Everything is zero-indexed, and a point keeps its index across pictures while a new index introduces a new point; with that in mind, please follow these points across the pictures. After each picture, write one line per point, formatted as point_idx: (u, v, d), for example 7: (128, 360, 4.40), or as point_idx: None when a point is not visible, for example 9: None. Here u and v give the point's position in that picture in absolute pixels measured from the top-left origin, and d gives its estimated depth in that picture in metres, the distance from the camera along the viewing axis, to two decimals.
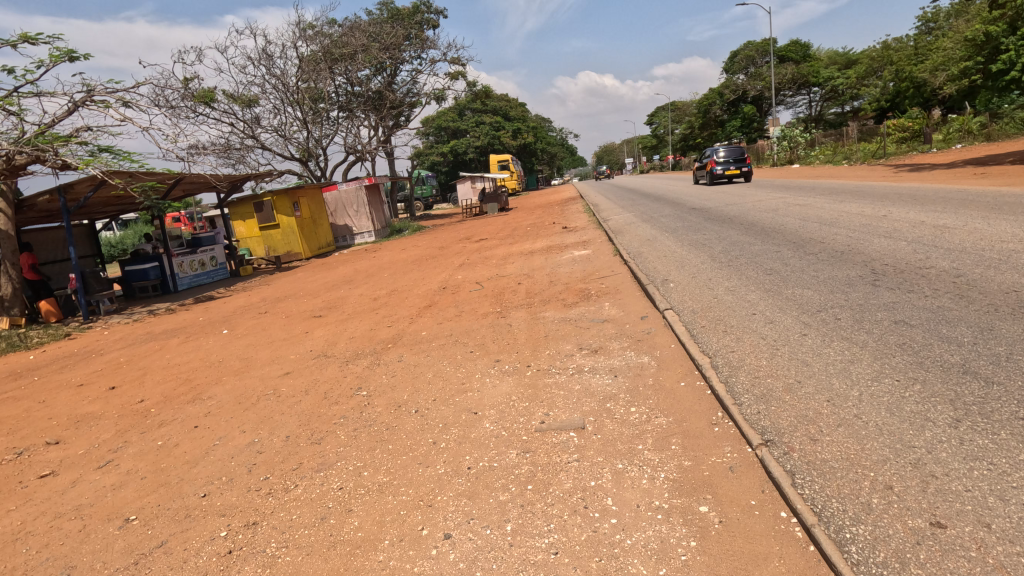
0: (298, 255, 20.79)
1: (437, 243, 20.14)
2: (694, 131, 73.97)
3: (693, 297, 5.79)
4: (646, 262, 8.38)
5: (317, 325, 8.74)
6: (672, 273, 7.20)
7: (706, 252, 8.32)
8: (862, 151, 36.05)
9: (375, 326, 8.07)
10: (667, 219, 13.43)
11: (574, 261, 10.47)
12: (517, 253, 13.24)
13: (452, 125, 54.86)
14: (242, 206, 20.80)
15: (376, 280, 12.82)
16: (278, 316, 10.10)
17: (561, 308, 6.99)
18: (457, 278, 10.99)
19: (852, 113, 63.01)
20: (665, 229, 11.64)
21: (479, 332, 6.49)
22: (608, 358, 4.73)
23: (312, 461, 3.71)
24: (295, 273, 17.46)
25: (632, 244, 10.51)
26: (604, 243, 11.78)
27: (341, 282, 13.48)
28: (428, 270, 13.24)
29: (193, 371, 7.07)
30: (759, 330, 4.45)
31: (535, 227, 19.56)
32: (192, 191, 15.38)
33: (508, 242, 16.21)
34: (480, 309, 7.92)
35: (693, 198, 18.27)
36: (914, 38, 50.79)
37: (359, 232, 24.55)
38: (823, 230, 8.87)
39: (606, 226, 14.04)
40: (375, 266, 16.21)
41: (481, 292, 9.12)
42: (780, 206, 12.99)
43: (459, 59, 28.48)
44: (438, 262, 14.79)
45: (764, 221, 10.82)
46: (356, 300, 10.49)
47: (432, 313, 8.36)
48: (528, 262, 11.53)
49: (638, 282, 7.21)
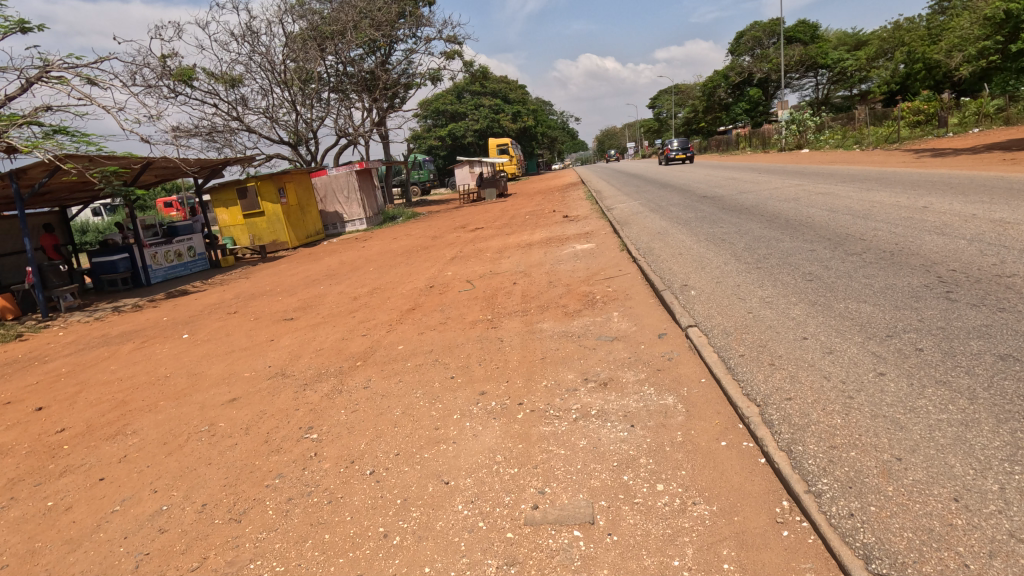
0: (284, 244, 19.75)
1: (430, 232, 19.08)
2: (698, 114, 72.38)
3: (723, 312, 4.77)
4: (660, 260, 7.35)
5: (286, 331, 7.72)
6: (692, 276, 6.18)
7: (729, 250, 7.28)
8: (874, 136, 34.75)
9: (350, 334, 7.05)
10: (677, 208, 12.37)
11: (576, 257, 9.43)
12: (514, 246, 12.21)
13: (450, 108, 53.56)
14: (224, 193, 19.66)
15: (361, 275, 11.80)
16: (247, 318, 9.08)
17: (563, 317, 5.96)
18: (448, 275, 9.94)
19: (861, 97, 61.44)
20: (676, 220, 10.63)
21: (464, 347, 5.47)
22: (622, 397, 3.72)
23: (221, 556, 2.72)
24: (279, 264, 16.41)
25: (641, 237, 9.50)
26: (609, 236, 10.74)
27: (324, 276, 12.45)
28: (418, 264, 12.20)
29: (133, 390, 6.05)
30: (820, 366, 3.42)
31: (534, 216, 18.47)
32: (164, 176, 14.26)
33: (505, 232, 15.17)
34: (469, 316, 6.89)
35: (703, 185, 17.19)
36: (927, 18, 49.27)
37: (350, 220, 23.48)
38: (859, 224, 7.84)
39: (611, 215, 13.02)
40: (363, 258, 15.17)
41: (472, 294, 8.09)
42: (800, 195, 11.93)
43: (456, 37, 27.15)
44: (429, 254, 13.74)
45: (788, 212, 9.78)
46: (335, 300, 9.47)
47: (415, 318, 7.34)
48: (526, 256, 10.48)
49: (652, 286, 6.20)
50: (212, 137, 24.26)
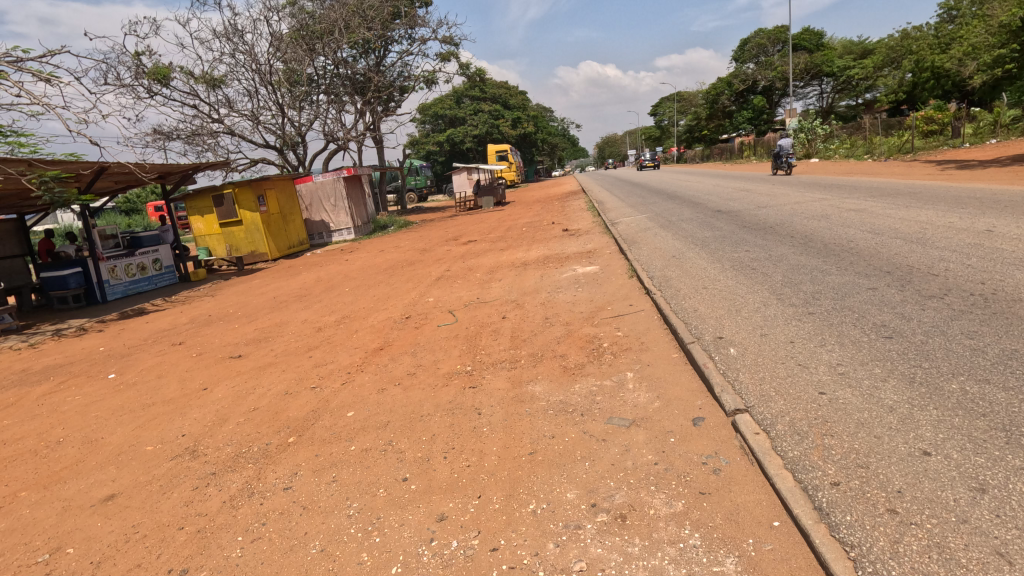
0: (264, 256, 18.43)
1: (421, 244, 17.77)
2: (701, 122, 71.29)
3: (784, 389, 3.43)
4: (680, 295, 6.03)
5: (226, 376, 6.35)
6: (728, 324, 4.85)
7: (765, 284, 5.96)
8: (887, 145, 33.46)
9: (298, 385, 5.70)
10: (691, 225, 11.10)
11: (577, 283, 8.10)
12: (508, 265, 10.89)
13: (449, 112, 52.44)
14: (200, 200, 18.38)
15: (335, 297, 10.46)
16: (191, 352, 7.73)
17: (563, 377, 4.62)
18: (430, 302, 8.60)
19: (866, 106, 60.37)
20: (692, 240, 9.35)
21: (430, 422, 4.13)
22: (650, 553, 2.39)
23: None
24: (253, 279, 15.08)
25: (653, 261, 8.22)
26: (615, 257, 9.43)
27: (294, 297, 11.11)
28: (399, 284, 10.87)
29: (6, 465, 4.68)
30: (983, 524, 2.09)
31: (531, 228, 17.17)
32: (123, 182, 12.93)
33: (500, 247, 13.88)
34: (445, 364, 5.56)
35: (714, 197, 15.95)
36: (935, 26, 48.20)
37: (337, 229, 22.20)
38: (919, 251, 6.55)
39: (616, 231, 11.75)
40: (344, 274, 13.85)
41: (452, 331, 6.74)
42: (830, 211, 10.66)
43: (452, 38, 26.00)
44: (414, 272, 12.40)
45: (822, 233, 8.50)
46: (297, 332, 8.12)
47: (380, 364, 6.00)
48: (520, 280, 9.15)
49: (676, 336, 4.88)
50: (193, 139, 23.07)
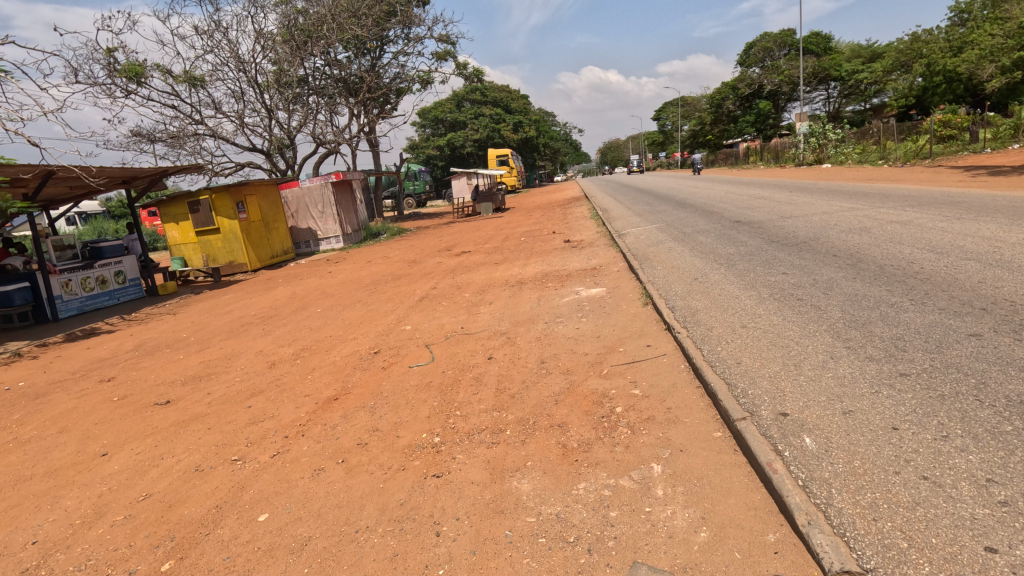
0: (243, 266, 17.15)
1: (411, 254, 16.46)
2: (706, 126, 70.13)
3: (918, 536, 2.11)
4: (713, 336, 4.70)
5: (138, 434, 5.02)
6: (790, 388, 3.51)
7: (823, 323, 4.64)
8: (903, 150, 32.08)
9: (217, 454, 4.37)
10: (709, 239, 9.81)
11: (579, 311, 6.77)
12: (502, 284, 9.58)
13: (450, 116, 51.57)
14: (174, 207, 17.17)
15: (303, 320, 9.13)
16: (112, 395, 6.37)
17: (561, 468, 3.29)
18: (407, 331, 7.26)
19: (874, 111, 59.02)
20: (714, 257, 8.04)
21: (364, 551, 2.80)
22: None
23: None
24: (225, 294, 13.77)
25: (671, 282, 6.94)
26: (624, 277, 8.11)
27: (259, 319, 9.77)
28: (379, 305, 9.55)
29: None
30: None
31: (529, 238, 15.85)
32: (75, 186, 11.62)
33: (495, 261, 12.58)
34: (409, 431, 4.23)
35: (729, 206, 14.64)
36: (945, 29, 46.91)
37: (325, 237, 20.91)
38: (1010, 279, 5.22)
39: (624, 244, 10.48)
40: (322, 289, 12.52)
41: (425, 376, 5.40)
42: (869, 223, 9.36)
43: (448, 37, 24.82)
44: (398, 288, 11.06)
45: (870, 251, 7.19)
46: (245, 369, 6.77)
47: (327, 424, 4.67)
48: (513, 304, 7.82)
49: (718, 405, 3.56)
50: (176, 142, 21.92)
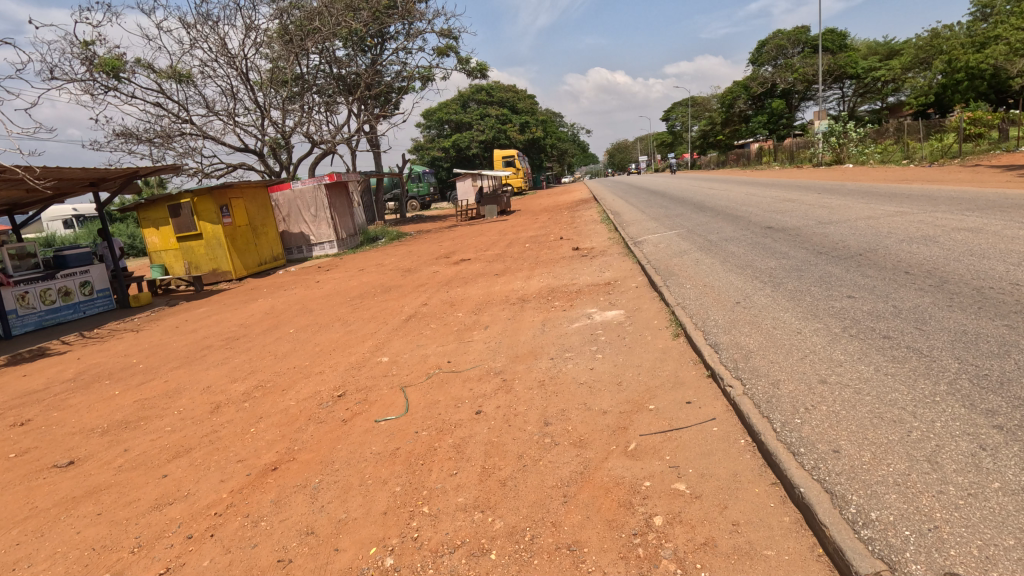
0: (227, 274, 15.96)
1: (406, 262, 15.17)
2: (717, 127, 68.54)
3: None
4: (784, 397, 3.37)
5: (6, 520, 3.76)
6: (945, 513, 2.17)
7: (942, 381, 3.29)
8: (929, 150, 30.35)
9: (86, 568, 3.12)
10: (741, 249, 8.49)
11: (592, 343, 5.47)
12: (502, 301, 8.26)
13: (455, 117, 50.40)
14: (154, 210, 16.04)
15: (269, 344, 7.86)
16: (12, 450, 5.13)
17: None
18: (385, 366, 5.97)
19: (891, 110, 57.16)
20: (754, 273, 6.72)
21: None
22: None
23: None
24: (201, 306, 12.56)
25: (706, 305, 5.63)
26: (645, 296, 6.81)
27: (223, 340, 8.52)
28: (359, 325, 8.28)
29: None
30: None
31: (534, 245, 14.55)
32: (25, 188, 10.38)
33: (496, 271, 11.26)
34: (353, 542, 2.95)
35: (755, 209, 13.30)
36: (967, 25, 45.10)
37: (318, 242, 19.70)
38: None
39: (641, 254, 9.16)
40: (303, 303, 11.28)
41: (392, 439, 4.11)
42: (933, 231, 7.97)
43: (450, 31, 23.58)
44: (385, 303, 9.78)
45: (954, 268, 5.83)
46: (180, 415, 5.50)
47: (247, 519, 3.40)
48: (512, 330, 6.52)
49: (823, 538, 2.25)
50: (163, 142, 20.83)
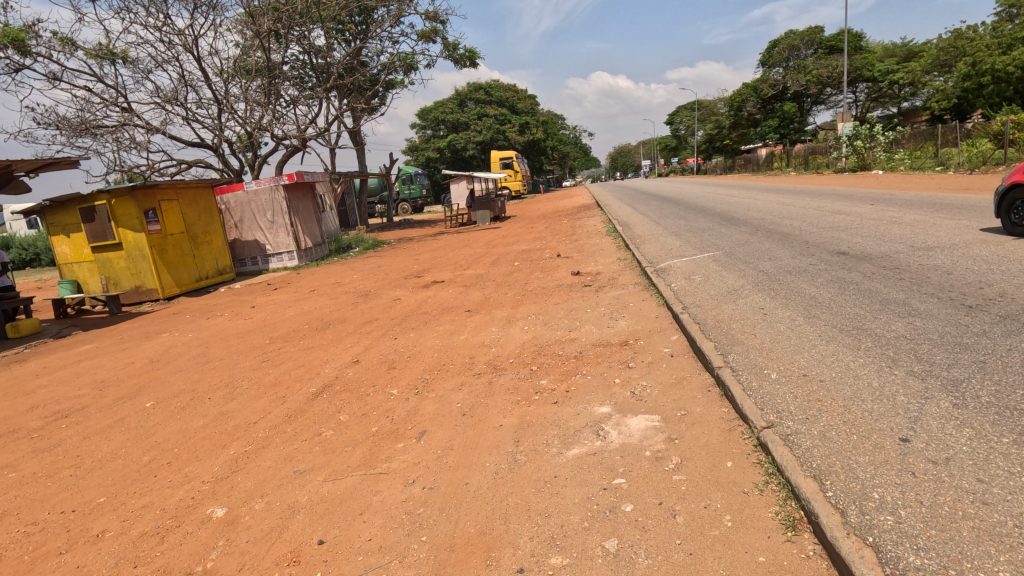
0: (152, 293, 13.13)
1: (367, 283, 12.34)
2: (723, 130, 65.85)
3: None
4: None
5: None
6: None
7: None
8: (967, 157, 27.17)
9: None
10: (826, 291, 5.64)
11: (609, 529, 2.61)
12: (463, 368, 5.38)
13: (451, 116, 47.62)
14: (64, 214, 13.21)
15: (93, 438, 4.97)
16: None
17: None
18: (209, 539, 3.12)
19: (908, 115, 54.01)
20: (885, 351, 3.87)
21: None
22: None
23: None
24: (92, 340, 9.73)
25: (842, 440, 2.78)
26: (693, 386, 3.98)
27: (43, 419, 5.64)
28: (244, 403, 5.41)
29: None
30: None
31: (525, 264, 11.68)
32: None
33: (469, 305, 8.40)
34: None
35: (804, 224, 10.52)
36: (992, 25, 41.95)
37: (275, 253, 16.87)
38: None
39: (670, 293, 6.33)
40: (211, 343, 8.40)
41: None
42: None
43: (434, 14, 20.80)
44: (305, 356, 6.88)
45: None
46: None
47: None
48: (462, 451, 3.67)
49: None
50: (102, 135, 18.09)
